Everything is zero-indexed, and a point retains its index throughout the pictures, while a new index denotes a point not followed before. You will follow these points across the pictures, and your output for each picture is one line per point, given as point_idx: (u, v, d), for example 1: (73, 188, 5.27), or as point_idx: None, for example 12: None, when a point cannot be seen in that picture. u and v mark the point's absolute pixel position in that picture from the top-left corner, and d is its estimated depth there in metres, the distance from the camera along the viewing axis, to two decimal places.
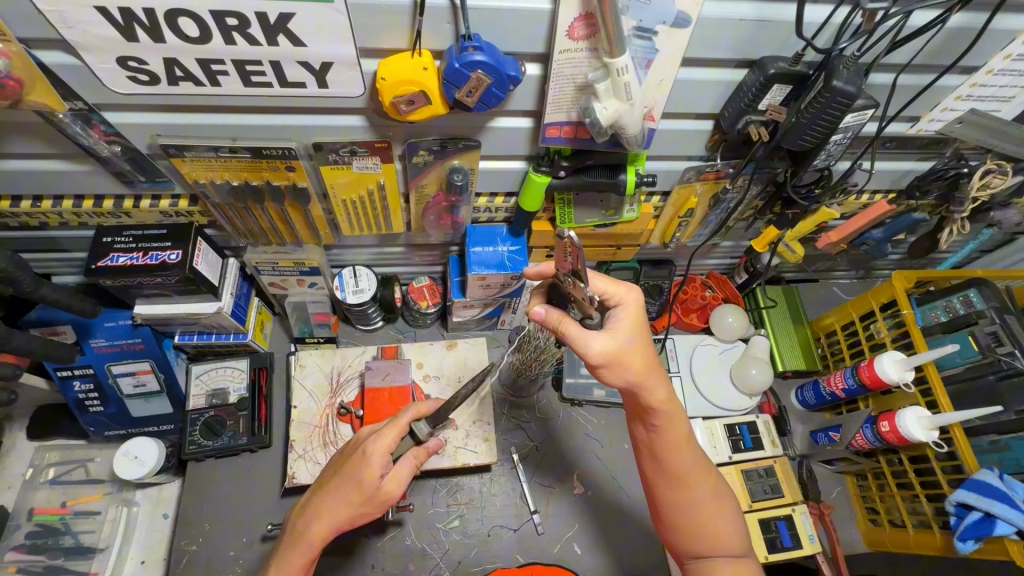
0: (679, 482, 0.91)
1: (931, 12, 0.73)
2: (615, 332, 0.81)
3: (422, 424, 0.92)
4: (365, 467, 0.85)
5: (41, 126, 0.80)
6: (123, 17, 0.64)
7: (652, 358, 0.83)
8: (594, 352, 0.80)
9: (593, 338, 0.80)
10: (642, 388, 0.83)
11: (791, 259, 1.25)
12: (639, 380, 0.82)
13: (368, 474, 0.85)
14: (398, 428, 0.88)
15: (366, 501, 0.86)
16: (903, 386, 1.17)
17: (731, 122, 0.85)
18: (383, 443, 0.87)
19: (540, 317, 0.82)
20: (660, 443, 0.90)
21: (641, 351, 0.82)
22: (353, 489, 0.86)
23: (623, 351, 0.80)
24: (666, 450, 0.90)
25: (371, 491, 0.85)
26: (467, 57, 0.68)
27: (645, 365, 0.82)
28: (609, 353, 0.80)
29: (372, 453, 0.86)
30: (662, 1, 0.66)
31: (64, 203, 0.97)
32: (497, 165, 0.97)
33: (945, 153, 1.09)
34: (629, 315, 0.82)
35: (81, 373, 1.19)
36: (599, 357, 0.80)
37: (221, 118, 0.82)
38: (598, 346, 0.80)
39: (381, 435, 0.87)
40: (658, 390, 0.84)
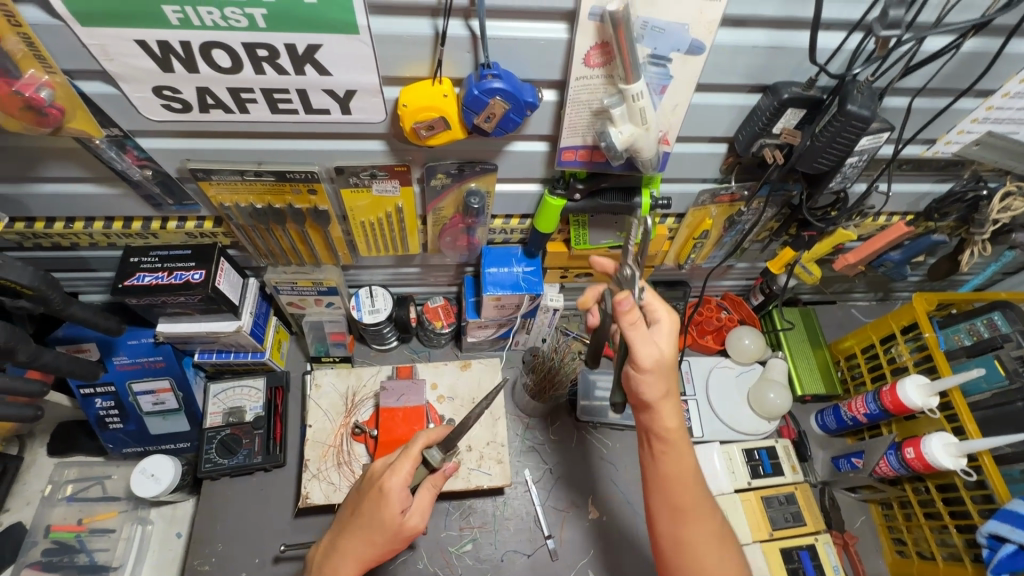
0: (680, 517, 0.86)
1: (944, 37, 0.74)
2: (657, 342, 0.82)
3: (435, 452, 0.90)
4: (387, 505, 0.85)
5: (79, 152, 0.84)
6: (161, 50, 0.67)
7: (674, 381, 0.86)
8: (641, 355, 0.81)
9: (644, 341, 0.80)
10: (658, 407, 0.85)
11: (808, 280, 1.24)
12: (660, 401, 0.85)
13: (391, 512, 0.85)
14: (412, 461, 0.88)
15: (393, 538, 0.87)
16: (928, 411, 1.14)
17: (745, 146, 0.86)
18: (400, 479, 0.86)
19: (624, 308, 0.76)
20: (663, 471, 0.87)
21: (667, 375, 0.84)
22: (376, 528, 0.86)
23: (663, 362, 0.83)
24: (672, 480, 0.87)
25: (397, 527, 0.86)
26: (486, 85, 0.70)
27: (666, 386, 0.84)
28: (655, 362, 0.82)
29: (392, 490, 0.85)
30: (677, 29, 0.68)
31: (94, 225, 1.00)
32: (513, 188, 0.99)
33: (963, 175, 1.08)
34: (671, 334, 0.85)
35: (102, 391, 1.22)
36: (649, 361, 0.81)
37: (249, 143, 0.85)
38: (650, 352, 0.81)
39: (397, 470, 0.87)
40: (674, 413, 0.86)
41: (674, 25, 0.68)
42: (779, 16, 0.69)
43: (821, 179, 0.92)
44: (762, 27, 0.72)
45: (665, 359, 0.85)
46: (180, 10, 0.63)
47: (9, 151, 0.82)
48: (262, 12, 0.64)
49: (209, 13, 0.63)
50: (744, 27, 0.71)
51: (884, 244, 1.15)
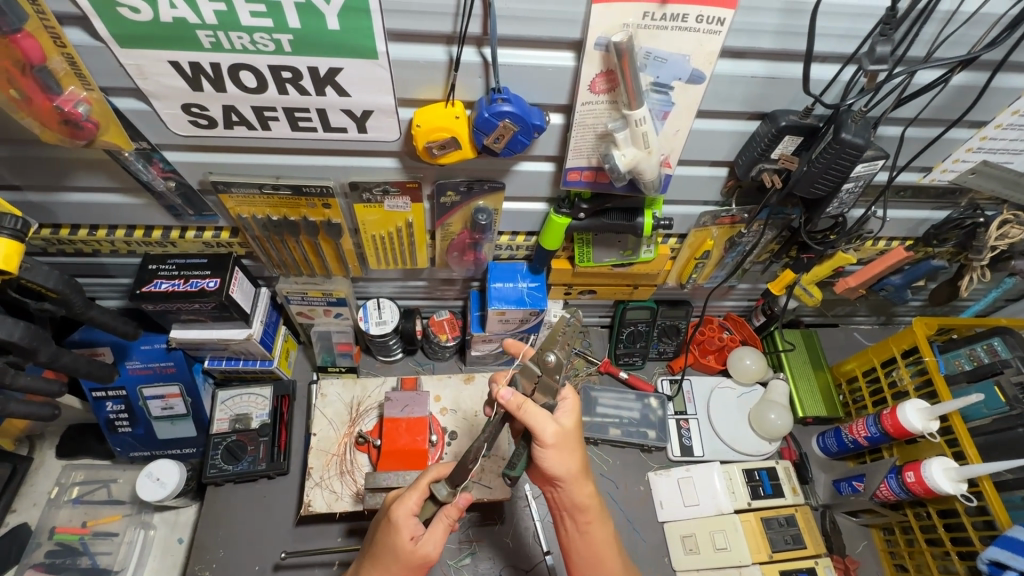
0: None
1: (934, 72, 0.77)
2: (563, 417, 0.84)
3: (441, 486, 0.88)
4: (395, 532, 0.86)
5: (108, 164, 0.88)
6: (192, 70, 0.72)
7: (582, 456, 0.86)
8: (544, 436, 0.80)
9: (550, 420, 0.81)
10: (567, 485, 0.86)
11: (809, 302, 1.26)
12: (573, 474, 0.85)
13: (399, 540, 0.85)
14: (418, 492, 0.89)
15: (407, 566, 0.86)
16: (928, 436, 1.14)
17: (744, 170, 0.89)
18: (405, 510, 0.87)
19: (505, 399, 0.79)
20: (588, 542, 0.91)
21: (577, 450, 0.85)
22: (387, 556, 0.86)
23: (567, 435, 0.83)
24: (590, 549, 0.91)
25: (408, 555, 0.85)
26: (496, 108, 0.74)
27: (572, 467, 0.84)
28: (560, 436, 0.82)
29: (399, 518, 0.86)
30: (678, 60, 0.72)
31: (117, 232, 1.05)
32: (521, 206, 1.03)
33: (961, 203, 1.10)
34: (573, 407, 0.85)
35: (114, 394, 1.25)
36: (554, 439, 0.81)
37: (268, 159, 0.89)
38: (553, 427, 0.81)
39: (403, 499, 0.88)
40: (584, 486, 0.87)
41: (675, 55, 0.72)
42: (777, 49, 0.73)
43: (818, 204, 0.94)
44: (760, 59, 0.75)
45: (573, 439, 0.85)
46: (212, 34, 0.67)
47: (41, 161, 0.87)
48: (289, 38, 0.68)
49: (239, 38, 0.68)
50: (742, 58, 0.75)
51: (883, 269, 1.17)
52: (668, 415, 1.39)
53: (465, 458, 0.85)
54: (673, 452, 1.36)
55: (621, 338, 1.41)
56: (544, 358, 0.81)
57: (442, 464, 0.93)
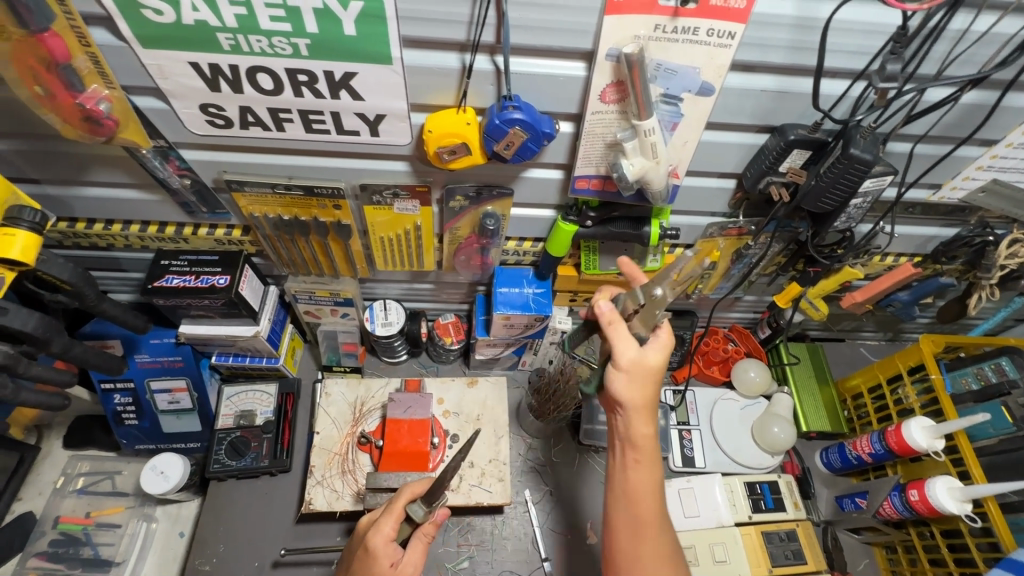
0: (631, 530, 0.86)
1: (945, 89, 0.77)
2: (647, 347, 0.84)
3: (418, 507, 0.90)
4: (375, 562, 0.85)
5: (126, 160, 0.90)
6: (211, 71, 0.74)
7: (654, 393, 0.85)
8: (619, 353, 0.83)
9: (631, 342, 0.83)
10: (628, 414, 0.84)
11: (815, 316, 1.26)
12: (637, 404, 0.83)
13: (381, 568, 0.85)
14: (394, 518, 0.89)
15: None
16: (933, 454, 1.13)
17: (752, 182, 0.89)
18: (383, 537, 0.87)
19: (600, 309, 0.86)
20: (631, 483, 0.86)
21: (651, 384, 0.84)
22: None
23: (647, 366, 0.83)
24: (627, 492, 0.87)
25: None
26: (507, 115, 0.75)
27: (642, 397, 0.83)
28: (635, 363, 0.82)
29: (377, 546, 0.86)
30: (688, 72, 0.73)
31: (131, 228, 1.07)
32: (528, 212, 1.04)
33: (970, 221, 1.10)
34: (665, 344, 0.84)
35: (122, 387, 1.27)
36: (627, 361, 0.82)
37: (282, 159, 0.91)
38: (630, 352, 0.82)
39: (380, 527, 0.88)
40: (642, 426, 0.85)
41: (685, 68, 0.72)
42: (786, 64, 0.73)
43: (826, 218, 0.94)
44: (769, 73, 0.76)
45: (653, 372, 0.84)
46: (232, 37, 0.69)
47: (60, 156, 0.89)
48: (306, 42, 0.70)
49: (258, 41, 0.69)
50: (751, 72, 0.76)
51: (890, 285, 1.17)
52: (670, 425, 1.39)
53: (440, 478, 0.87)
54: (674, 462, 1.36)
55: None
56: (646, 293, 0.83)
57: (413, 483, 0.94)
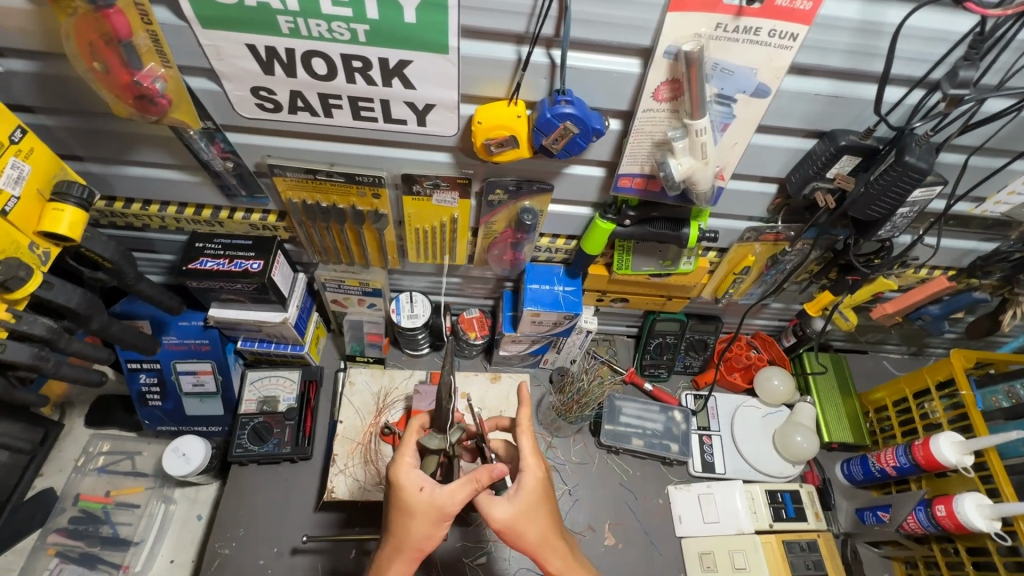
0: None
1: (1006, 100, 0.76)
2: (515, 499, 0.81)
3: (432, 437, 0.87)
4: (402, 491, 0.78)
5: (170, 140, 0.90)
6: (267, 54, 0.74)
7: (551, 521, 0.83)
8: (495, 516, 0.81)
9: (495, 503, 0.81)
10: (540, 556, 0.82)
11: (845, 327, 1.25)
12: (543, 540, 0.82)
13: (410, 496, 0.78)
14: (411, 448, 0.83)
15: (429, 522, 0.77)
16: (962, 470, 1.12)
17: (797, 188, 0.89)
18: (405, 466, 0.80)
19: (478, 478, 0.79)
20: None
21: (540, 521, 0.82)
22: (405, 520, 0.78)
23: (524, 510, 0.81)
24: None
25: (428, 506, 0.77)
26: (559, 109, 0.74)
27: (542, 537, 0.81)
28: (513, 515, 0.81)
29: (400, 472, 0.80)
30: (745, 73, 0.72)
31: (168, 209, 1.07)
32: (565, 209, 1.03)
33: (1010, 237, 1.09)
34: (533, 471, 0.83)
35: (148, 367, 1.27)
36: (502, 524, 0.81)
37: (326, 145, 0.91)
38: (503, 511, 0.81)
39: (400, 458, 0.81)
40: (559, 557, 0.82)
41: (742, 68, 0.72)
42: (846, 68, 0.73)
43: (870, 227, 0.94)
44: (825, 77, 0.76)
45: (535, 503, 0.82)
46: (292, 20, 0.69)
47: (107, 133, 0.89)
48: (365, 28, 0.70)
49: (317, 25, 0.70)
50: (809, 76, 0.75)
51: (923, 297, 1.16)
52: (691, 429, 1.38)
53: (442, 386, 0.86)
54: (694, 467, 1.35)
55: (648, 349, 1.41)
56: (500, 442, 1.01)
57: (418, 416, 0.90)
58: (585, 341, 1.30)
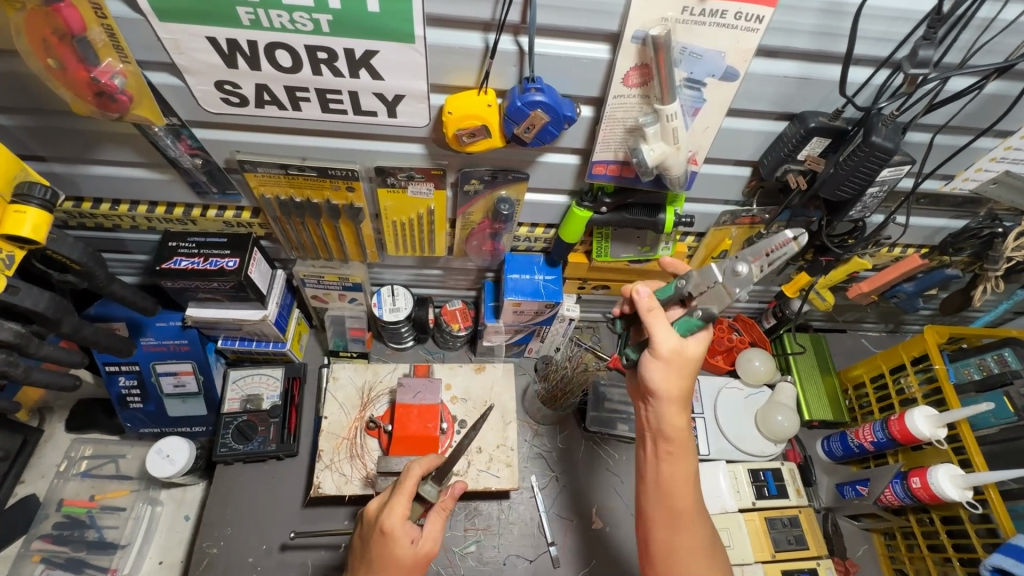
0: (678, 520, 0.90)
1: (969, 78, 0.77)
2: (688, 337, 0.90)
3: (430, 488, 0.90)
4: (394, 542, 0.85)
5: (137, 138, 0.88)
6: (228, 46, 0.72)
7: (690, 384, 0.92)
8: (661, 341, 0.88)
9: (672, 332, 0.89)
10: (667, 406, 0.90)
11: (822, 307, 1.28)
12: (678, 396, 0.90)
13: (401, 548, 0.86)
14: (406, 496, 0.88)
15: (408, 570, 0.87)
16: (936, 442, 1.15)
17: (769, 170, 0.89)
18: (398, 517, 0.86)
19: (640, 297, 0.92)
20: (665, 474, 0.92)
21: (688, 372, 0.90)
22: (392, 568, 0.86)
23: (682, 356, 0.90)
24: (676, 486, 0.91)
25: (411, 558, 0.86)
26: (529, 97, 0.74)
27: (677, 390, 0.90)
28: (674, 353, 0.89)
29: (393, 528, 0.86)
30: (713, 56, 0.72)
31: (138, 208, 1.05)
32: (542, 197, 1.03)
33: (979, 213, 1.10)
34: (705, 339, 0.91)
35: (127, 370, 1.25)
36: (668, 347, 0.88)
37: (296, 139, 0.90)
38: (667, 336, 0.88)
39: (393, 509, 0.86)
40: (679, 416, 0.91)
41: (710, 52, 0.72)
42: (812, 49, 0.73)
43: (841, 207, 0.96)
44: (793, 59, 0.76)
45: (690, 365, 0.90)
46: (252, 11, 0.68)
47: (69, 132, 0.87)
48: (328, 18, 0.68)
49: (279, 16, 0.68)
50: (776, 57, 0.75)
51: (897, 276, 1.18)
52: None
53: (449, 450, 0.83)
54: None
55: None
56: (734, 267, 0.83)
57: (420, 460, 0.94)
58: (568, 328, 1.30)
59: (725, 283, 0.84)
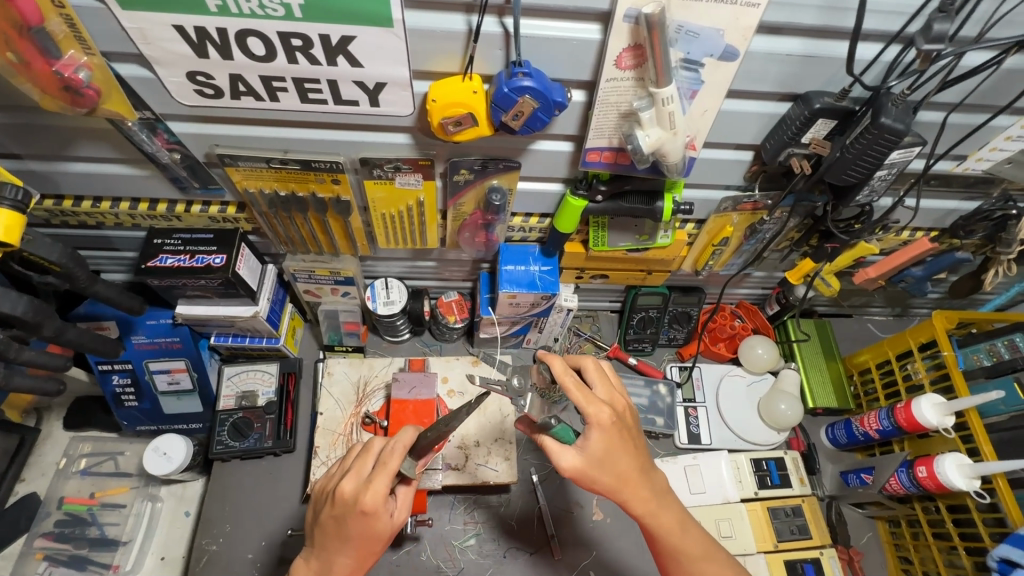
0: (692, 568, 0.88)
1: (986, 53, 0.73)
2: (586, 449, 0.80)
3: (409, 463, 0.84)
4: (377, 518, 0.79)
5: (111, 133, 0.85)
6: (197, 35, 0.68)
7: (627, 466, 0.82)
8: (567, 466, 0.80)
9: (564, 452, 0.81)
10: (620, 496, 0.83)
11: (826, 293, 1.23)
12: (614, 487, 0.82)
13: (382, 522, 0.80)
14: (390, 476, 0.79)
15: (384, 541, 0.83)
16: (943, 430, 1.13)
17: (772, 154, 0.85)
18: (381, 494, 0.78)
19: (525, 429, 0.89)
20: (658, 535, 0.88)
21: (613, 460, 0.80)
22: (370, 542, 0.81)
23: (592, 462, 0.80)
24: (672, 540, 0.87)
25: (389, 531, 0.82)
26: (517, 83, 0.70)
27: (619, 478, 0.82)
28: (580, 468, 0.80)
29: (375, 506, 0.78)
30: (711, 34, 0.68)
31: (121, 205, 1.02)
32: (536, 185, 0.99)
33: (992, 194, 1.06)
34: (601, 435, 0.79)
35: (120, 368, 1.24)
36: (571, 473, 0.81)
37: (277, 131, 0.86)
38: (570, 459, 0.80)
39: (376, 488, 0.78)
40: (637, 491, 0.83)
41: (708, 30, 0.68)
42: (818, 25, 0.68)
43: (848, 192, 0.92)
44: (797, 35, 0.71)
45: (606, 453, 0.80)
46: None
47: (40, 128, 0.84)
48: (299, 2, 0.64)
49: (247, 1, 0.64)
50: (779, 35, 0.71)
51: (905, 260, 1.14)
52: (676, 403, 1.38)
53: (443, 429, 0.85)
54: (680, 439, 1.35)
55: (631, 324, 1.38)
56: (794, 145, 0.83)
57: (401, 433, 0.84)
58: (566, 319, 1.27)
59: (801, 160, 0.86)
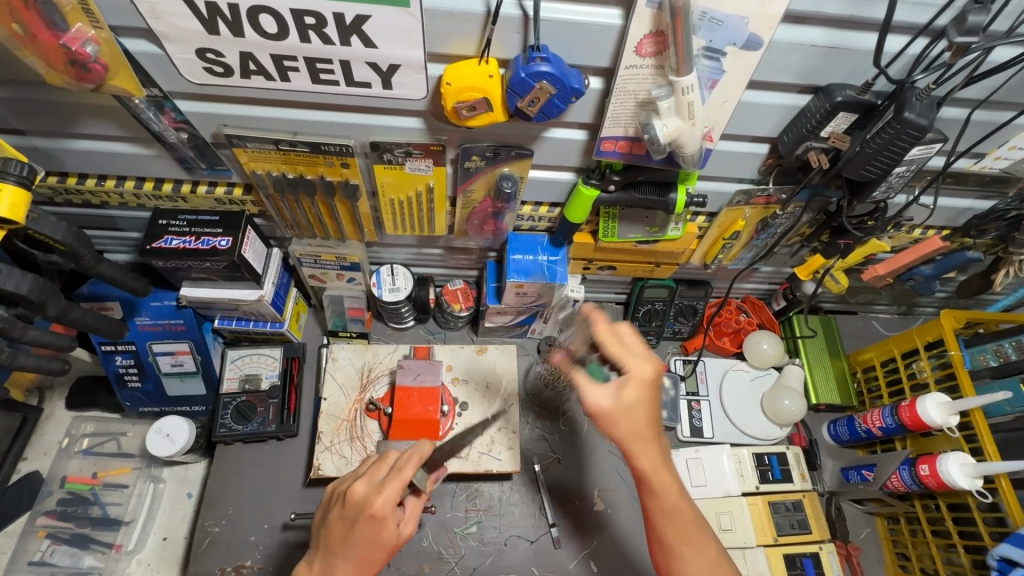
0: (680, 537, 0.83)
1: (1015, 48, 0.71)
2: (617, 394, 0.82)
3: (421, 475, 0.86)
4: (383, 526, 0.79)
5: (118, 111, 0.84)
6: (207, 10, 0.66)
7: (650, 424, 0.82)
8: (594, 401, 0.82)
9: (595, 388, 0.83)
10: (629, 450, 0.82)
11: (835, 289, 1.23)
12: (626, 441, 0.82)
13: (388, 531, 0.80)
14: (403, 483, 0.80)
15: (388, 551, 0.83)
16: (947, 429, 1.12)
17: (789, 147, 0.84)
18: (391, 500, 0.79)
19: None
20: (655, 499, 0.84)
21: (640, 414, 0.81)
22: (374, 550, 0.81)
23: (624, 409, 0.81)
24: (665, 507, 0.83)
25: (395, 541, 0.82)
26: (534, 67, 0.68)
27: (634, 433, 0.81)
28: (603, 409, 0.82)
29: (385, 512, 0.79)
30: (735, 22, 0.66)
31: (126, 184, 1.01)
32: (548, 174, 0.98)
33: (1009, 193, 1.04)
34: (638, 387, 0.81)
35: (124, 349, 1.23)
36: (593, 407, 0.82)
37: (286, 113, 0.85)
38: (600, 396, 0.82)
39: (387, 493, 0.78)
40: (649, 452, 0.82)
41: (732, 17, 0.66)
42: (843, 15, 0.67)
43: (864, 188, 0.89)
44: (821, 26, 0.70)
45: (635, 405, 0.81)
46: None
47: (46, 104, 0.82)
48: None
49: None
50: (804, 24, 0.69)
51: (915, 258, 1.13)
52: (680, 395, 1.38)
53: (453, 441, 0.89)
54: (682, 432, 1.35)
55: (637, 316, 1.37)
56: (814, 138, 0.82)
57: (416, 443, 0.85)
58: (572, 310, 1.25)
59: (819, 154, 0.85)
